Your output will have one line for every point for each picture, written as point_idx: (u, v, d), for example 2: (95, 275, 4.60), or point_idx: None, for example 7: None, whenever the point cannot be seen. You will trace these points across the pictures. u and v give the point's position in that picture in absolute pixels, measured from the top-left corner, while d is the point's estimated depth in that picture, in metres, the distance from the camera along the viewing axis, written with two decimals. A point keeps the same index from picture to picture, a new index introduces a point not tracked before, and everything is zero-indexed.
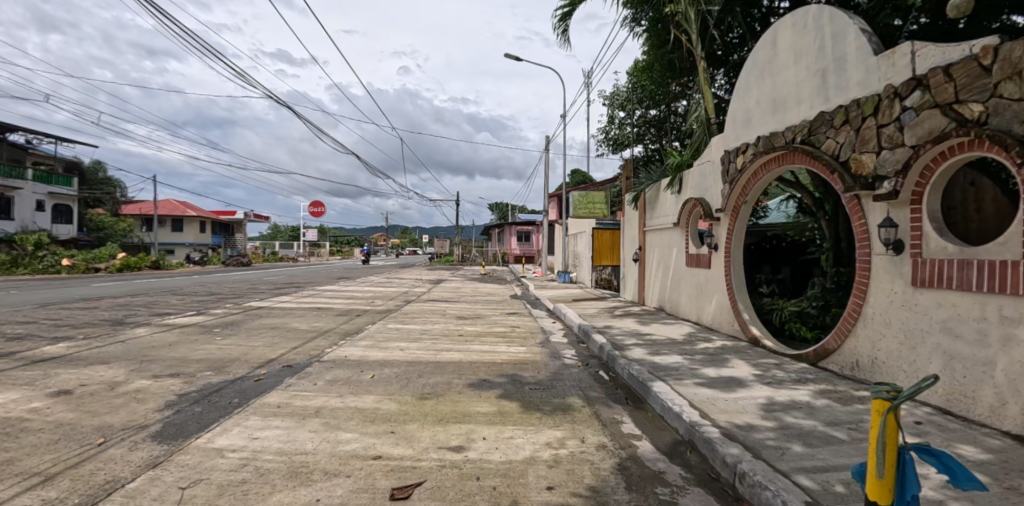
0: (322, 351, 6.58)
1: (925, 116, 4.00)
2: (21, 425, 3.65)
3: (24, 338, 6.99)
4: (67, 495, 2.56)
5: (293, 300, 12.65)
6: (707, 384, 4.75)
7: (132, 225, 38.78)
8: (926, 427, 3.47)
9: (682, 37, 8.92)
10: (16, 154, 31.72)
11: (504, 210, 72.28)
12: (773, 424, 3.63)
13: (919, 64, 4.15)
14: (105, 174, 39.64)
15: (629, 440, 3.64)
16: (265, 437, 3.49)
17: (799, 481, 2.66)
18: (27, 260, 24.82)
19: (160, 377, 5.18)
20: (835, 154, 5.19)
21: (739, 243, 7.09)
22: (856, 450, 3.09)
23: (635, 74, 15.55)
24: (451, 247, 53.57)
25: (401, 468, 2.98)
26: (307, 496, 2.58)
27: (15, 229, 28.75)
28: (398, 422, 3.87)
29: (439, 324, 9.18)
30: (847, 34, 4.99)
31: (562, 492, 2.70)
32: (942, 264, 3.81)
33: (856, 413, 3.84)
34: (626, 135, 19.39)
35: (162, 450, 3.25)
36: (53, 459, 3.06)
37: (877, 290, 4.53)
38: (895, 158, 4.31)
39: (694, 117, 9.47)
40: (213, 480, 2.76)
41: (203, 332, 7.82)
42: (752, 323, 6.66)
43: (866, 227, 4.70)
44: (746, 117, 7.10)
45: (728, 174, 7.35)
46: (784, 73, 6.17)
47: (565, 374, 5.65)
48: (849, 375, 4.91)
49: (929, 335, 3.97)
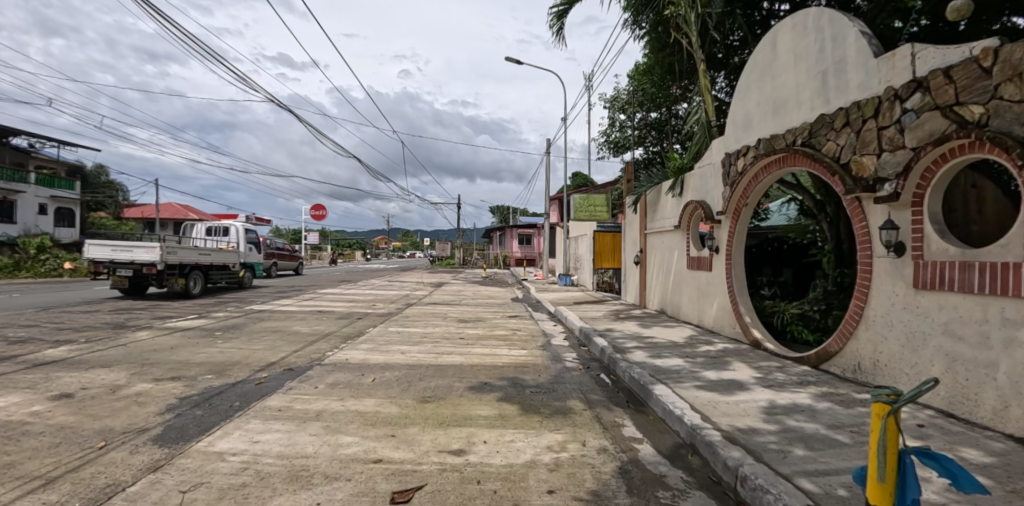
0: (323, 355, 6.56)
1: (925, 118, 4.01)
2: (21, 429, 3.65)
3: (25, 342, 6.95)
4: (68, 497, 2.58)
5: (295, 304, 12.63)
6: (707, 387, 4.73)
7: (133, 228, 38.57)
8: (929, 430, 3.46)
9: (683, 40, 8.91)
10: (20, 158, 31.90)
11: (504, 214, 72.90)
12: (775, 427, 3.61)
13: (919, 66, 4.15)
14: (107, 178, 39.74)
15: (629, 443, 3.63)
16: (266, 441, 3.49)
17: (801, 485, 2.64)
18: (30, 263, 24.01)
19: (160, 380, 5.18)
20: (835, 157, 5.19)
21: (740, 245, 7.07)
22: (858, 453, 3.07)
23: (636, 77, 15.52)
24: (451, 250, 53.53)
25: (401, 471, 2.99)
26: (307, 500, 2.58)
27: (18, 233, 28.63)
28: (399, 425, 3.87)
29: (441, 328, 9.18)
30: (847, 36, 5.00)
31: (562, 496, 2.69)
32: (944, 266, 3.81)
33: (857, 416, 3.83)
34: (627, 138, 19.19)
35: (163, 453, 3.25)
36: (54, 462, 3.07)
37: (878, 293, 4.53)
38: (896, 160, 4.31)
39: (695, 119, 9.34)
40: (214, 483, 2.78)
41: (205, 334, 7.94)
42: (753, 325, 6.64)
43: (867, 229, 4.69)
44: (745, 120, 7.10)
45: (728, 177, 7.36)
46: (784, 75, 6.18)
47: (566, 377, 5.65)
48: (851, 378, 4.89)
49: (930, 338, 3.97)
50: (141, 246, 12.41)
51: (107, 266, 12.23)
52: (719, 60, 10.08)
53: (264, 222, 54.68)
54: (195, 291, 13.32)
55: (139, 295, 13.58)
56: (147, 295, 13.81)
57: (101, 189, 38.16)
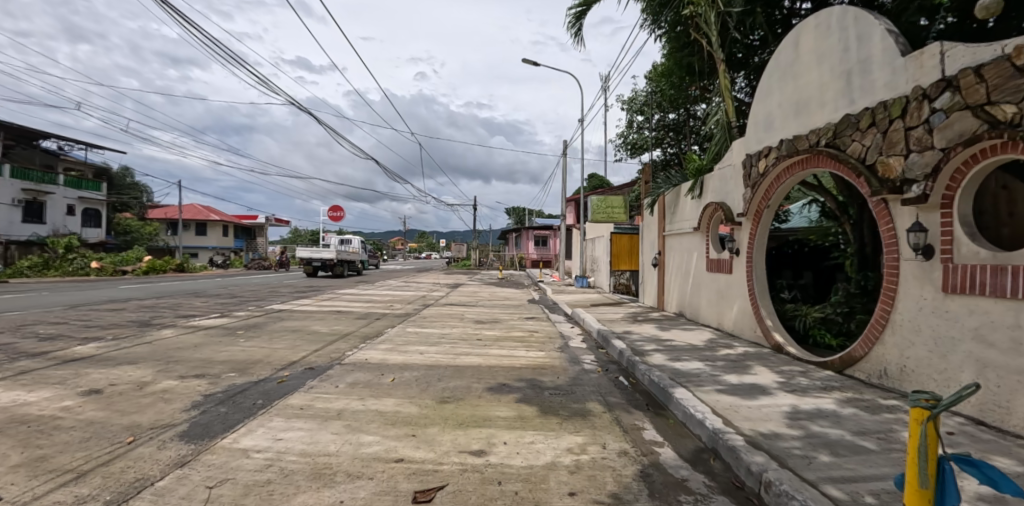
0: (343, 354, 6.66)
1: (955, 118, 3.91)
2: (53, 424, 3.77)
3: (55, 339, 7.18)
4: (98, 491, 2.64)
5: (314, 303, 12.74)
6: (729, 391, 4.68)
7: (156, 229, 39.45)
8: (959, 438, 3.36)
9: (703, 40, 8.81)
10: (49, 159, 32.90)
11: (520, 215, 73.43)
12: (799, 433, 3.56)
13: (948, 65, 4.04)
14: (132, 179, 40.79)
15: (650, 446, 3.61)
16: (288, 439, 3.54)
17: (827, 491, 2.60)
18: (58, 262, 24.68)
19: (186, 377, 5.31)
20: (861, 157, 5.09)
21: (762, 247, 6.95)
22: (886, 460, 3.01)
23: (654, 78, 15.39)
24: (466, 252, 54.00)
25: (423, 471, 3.01)
26: (331, 498, 2.61)
27: (47, 233, 29.44)
28: (419, 426, 3.89)
29: (457, 328, 9.29)
30: (873, 35, 4.90)
31: (583, 498, 2.69)
32: (974, 270, 3.71)
33: (884, 422, 3.74)
34: (644, 139, 19.03)
35: (190, 449, 3.32)
36: (85, 456, 3.16)
37: (905, 297, 4.43)
38: (924, 161, 4.20)
39: (714, 120, 9.26)
40: (239, 480, 2.83)
41: (227, 333, 8.04)
42: (776, 329, 6.52)
43: (894, 232, 4.59)
44: (767, 120, 6.99)
45: (749, 178, 7.25)
46: (807, 75, 6.07)
47: (584, 379, 5.63)
48: (876, 384, 4.79)
49: (960, 344, 3.87)
50: (323, 252, 24.85)
51: (308, 262, 24.81)
52: (738, 60, 9.95)
53: (282, 223, 55.83)
54: (347, 274, 25.69)
55: (318, 277, 26.56)
56: (324, 274, 27.55)
57: (125, 189, 39.51)
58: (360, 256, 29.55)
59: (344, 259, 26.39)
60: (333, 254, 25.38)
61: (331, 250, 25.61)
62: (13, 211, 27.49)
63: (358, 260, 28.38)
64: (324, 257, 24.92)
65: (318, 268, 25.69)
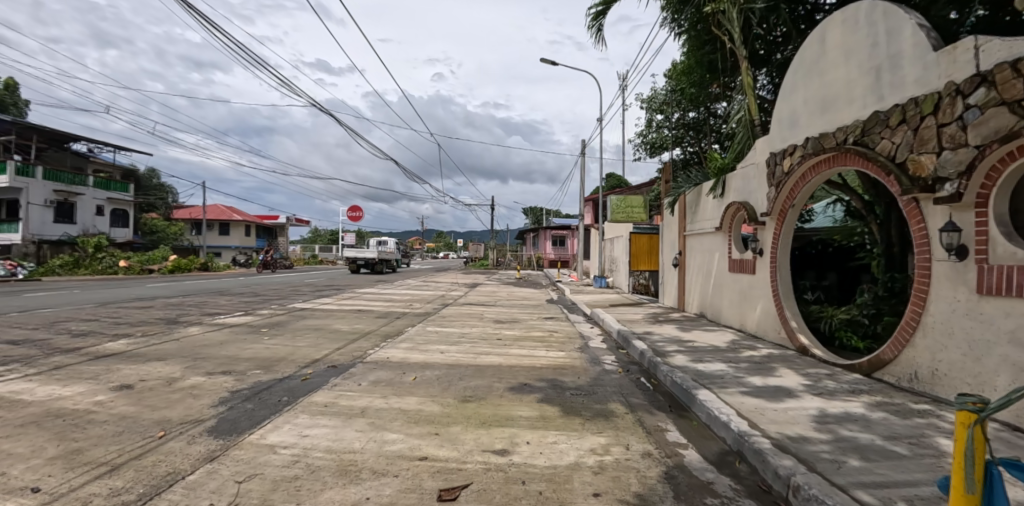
0: (366, 353, 6.73)
1: (990, 115, 3.79)
2: (88, 417, 3.89)
3: (87, 335, 7.41)
4: (132, 484, 2.72)
5: (335, 302, 12.90)
6: (753, 393, 4.61)
7: (180, 229, 40.42)
8: (996, 444, 3.26)
9: (725, 37, 8.70)
10: (79, 161, 33.94)
11: (537, 215, 73.33)
12: (827, 436, 3.49)
13: (984, 60, 3.91)
14: (157, 181, 41.87)
15: (674, 448, 3.57)
16: (314, 435, 3.60)
17: (858, 496, 2.54)
18: (89, 260, 25.47)
19: (213, 374, 5.42)
20: (891, 155, 4.96)
21: (786, 247, 6.84)
22: (918, 466, 2.93)
23: (673, 76, 15.24)
24: (484, 251, 54.21)
25: (447, 469, 3.03)
26: (357, 494, 2.65)
27: (77, 233, 30.30)
28: (441, 424, 3.92)
29: (478, 327, 9.31)
30: (903, 30, 4.78)
31: (607, 499, 2.67)
32: (1010, 271, 3.60)
33: (915, 427, 3.64)
34: (663, 138, 18.84)
35: (219, 445, 3.40)
36: (118, 450, 3.25)
37: (937, 298, 4.31)
38: (958, 158, 4.08)
39: (736, 118, 9.13)
40: (267, 475, 2.88)
41: (252, 331, 8.21)
42: (801, 331, 6.40)
43: (926, 232, 4.46)
44: (792, 118, 6.87)
45: (773, 177, 7.13)
46: (833, 71, 5.95)
47: (605, 380, 5.60)
48: (907, 387, 4.66)
49: (995, 347, 3.76)
50: (368, 252, 26.83)
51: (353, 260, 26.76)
52: (761, 57, 9.78)
53: (301, 223, 56.69)
54: (389, 273, 27.71)
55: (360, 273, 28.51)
56: (365, 272, 29.48)
57: (151, 189, 40.62)
58: (394, 256, 31.39)
59: (382, 257, 28.47)
60: (376, 254, 27.22)
61: (372, 250, 27.45)
62: (46, 211, 28.51)
63: (393, 259, 29.94)
64: (368, 256, 26.77)
65: (360, 265, 27.71)
